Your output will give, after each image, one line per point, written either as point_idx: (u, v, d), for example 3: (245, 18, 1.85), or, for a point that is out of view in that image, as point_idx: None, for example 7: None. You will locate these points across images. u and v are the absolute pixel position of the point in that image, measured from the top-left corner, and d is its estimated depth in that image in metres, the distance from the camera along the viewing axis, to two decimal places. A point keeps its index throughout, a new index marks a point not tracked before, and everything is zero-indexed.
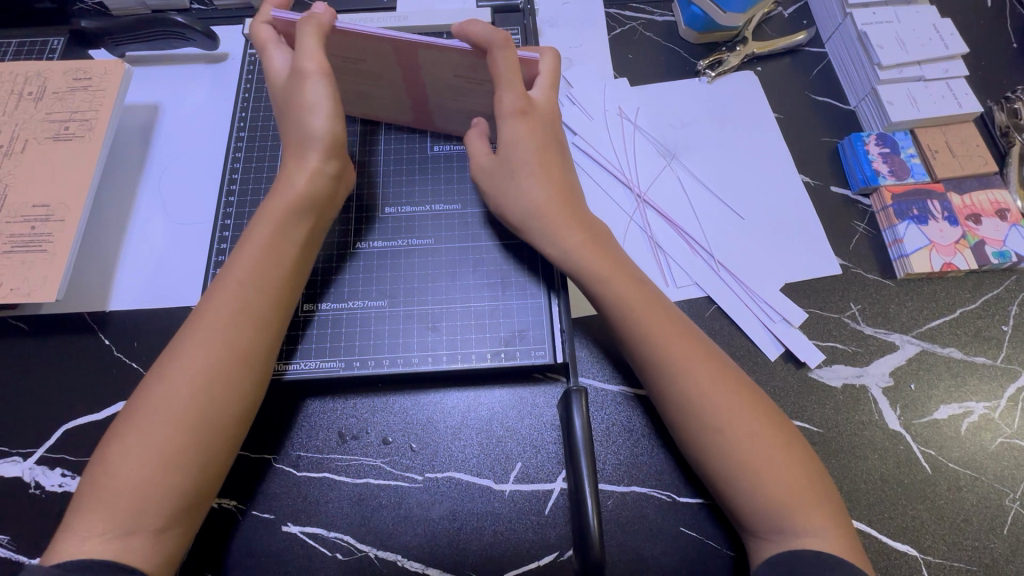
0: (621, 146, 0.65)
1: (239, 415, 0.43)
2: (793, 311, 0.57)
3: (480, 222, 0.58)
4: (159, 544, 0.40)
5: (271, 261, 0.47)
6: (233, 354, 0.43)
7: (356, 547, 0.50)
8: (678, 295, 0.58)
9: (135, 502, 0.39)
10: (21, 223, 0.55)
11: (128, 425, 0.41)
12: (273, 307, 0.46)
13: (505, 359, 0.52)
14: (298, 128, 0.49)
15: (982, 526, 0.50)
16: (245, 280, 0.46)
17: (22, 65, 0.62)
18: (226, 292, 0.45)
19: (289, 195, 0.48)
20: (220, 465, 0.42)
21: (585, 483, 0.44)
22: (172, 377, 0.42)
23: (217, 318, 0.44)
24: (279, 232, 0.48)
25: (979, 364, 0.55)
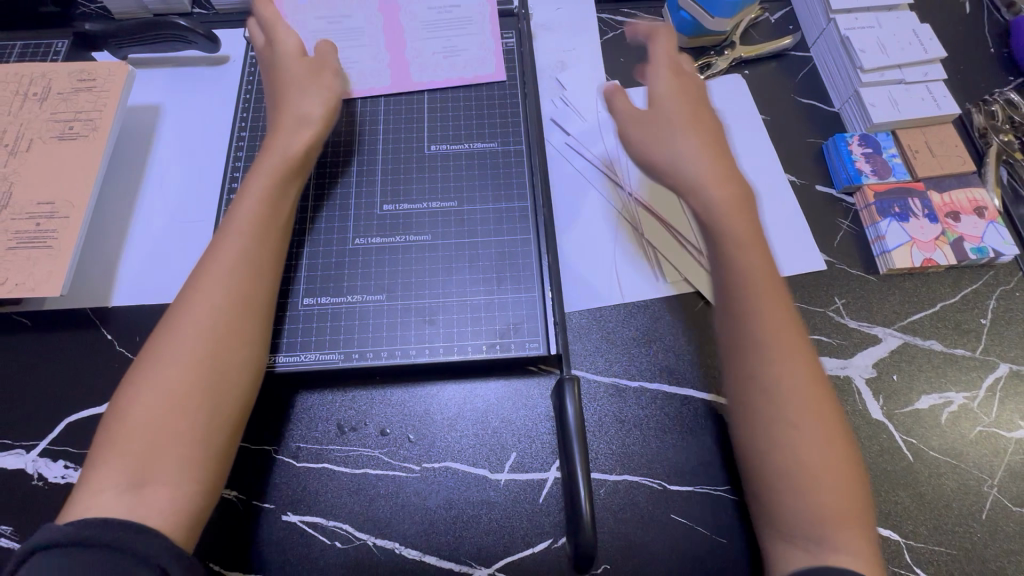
0: (613, 146, 0.67)
1: (244, 362, 0.46)
2: None
3: (476, 218, 0.59)
4: (173, 501, 0.40)
5: (266, 219, 0.51)
6: (235, 303, 0.47)
7: (354, 535, 0.51)
8: (670, 290, 0.60)
9: (149, 447, 0.41)
10: (26, 220, 0.56)
11: (139, 379, 0.43)
12: (269, 261, 0.50)
13: (501, 351, 0.54)
14: (288, 104, 0.56)
15: (962, 512, 0.51)
16: (243, 237, 0.49)
17: (27, 67, 0.64)
18: (225, 249, 0.49)
19: (283, 158, 0.53)
20: (231, 412, 0.44)
21: (577, 470, 0.45)
22: (178, 329, 0.45)
23: (217, 272, 0.47)
24: (274, 188, 0.52)
25: (959, 356, 0.57)
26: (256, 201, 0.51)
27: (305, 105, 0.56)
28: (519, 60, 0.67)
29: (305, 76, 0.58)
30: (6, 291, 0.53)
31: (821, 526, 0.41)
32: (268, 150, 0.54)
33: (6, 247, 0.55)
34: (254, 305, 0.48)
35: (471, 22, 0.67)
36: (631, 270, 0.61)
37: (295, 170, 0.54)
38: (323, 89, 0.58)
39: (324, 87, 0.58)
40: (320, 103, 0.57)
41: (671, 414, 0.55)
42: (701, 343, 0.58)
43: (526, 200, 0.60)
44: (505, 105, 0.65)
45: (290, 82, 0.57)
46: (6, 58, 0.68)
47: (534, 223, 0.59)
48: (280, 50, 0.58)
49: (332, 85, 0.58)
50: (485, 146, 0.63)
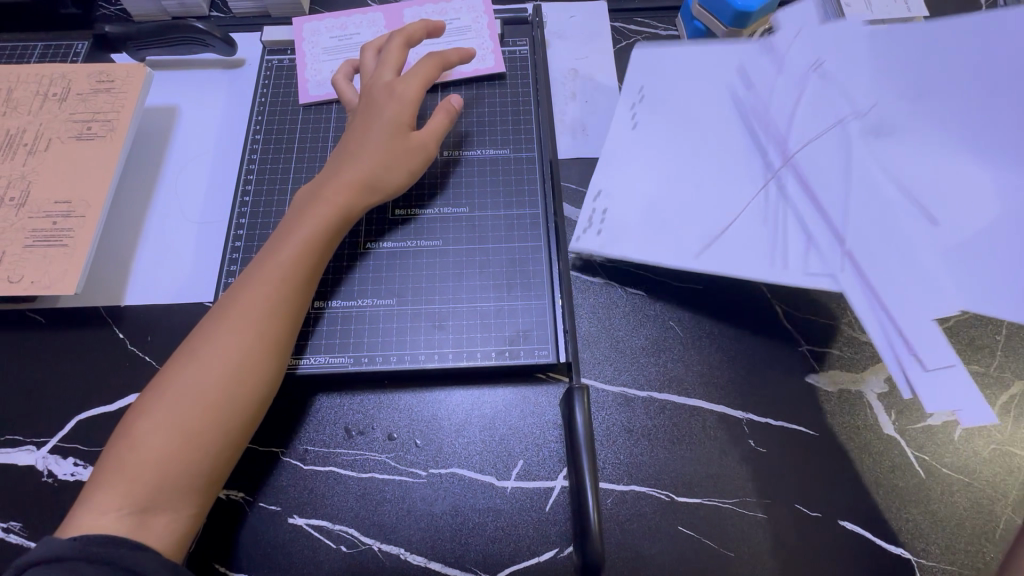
0: (780, 94, 0.53)
1: (257, 409, 0.46)
2: (942, 348, 0.45)
3: (489, 225, 0.59)
4: (175, 524, 0.42)
5: (305, 259, 0.50)
6: (263, 351, 0.47)
7: (359, 539, 0.51)
8: (803, 281, 0.48)
9: (155, 481, 0.42)
10: (43, 219, 0.56)
11: (158, 403, 0.44)
12: (300, 308, 0.50)
13: (509, 358, 0.54)
14: (354, 142, 0.55)
15: (976, 532, 0.51)
16: (280, 278, 0.49)
17: (49, 68, 0.65)
18: (258, 288, 0.48)
19: (332, 207, 0.52)
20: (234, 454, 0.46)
21: (585, 478, 0.45)
22: (203, 361, 0.45)
23: (250, 312, 0.47)
24: (316, 231, 0.51)
25: (972, 372, 0.57)
26: (297, 243, 0.50)
27: (384, 172, 0.55)
28: (532, 68, 0.68)
29: (390, 137, 0.55)
30: (22, 289, 0.53)
31: None
32: (324, 190, 0.53)
33: (22, 245, 0.55)
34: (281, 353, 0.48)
35: (465, 30, 0.68)
36: (750, 254, 0.50)
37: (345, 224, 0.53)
38: (406, 161, 0.56)
39: (402, 150, 0.55)
40: (397, 169, 0.55)
41: (679, 424, 0.55)
42: (711, 351, 0.58)
43: (538, 206, 0.60)
44: (518, 112, 0.65)
45: (378, 140, 0.55)
46: (27, 58, 0.69)
47: (545, 230, 0.59)
48: (378, 83, 0.57)
49: (410, 164, 0.56)
50: (498, 153, 0.63)
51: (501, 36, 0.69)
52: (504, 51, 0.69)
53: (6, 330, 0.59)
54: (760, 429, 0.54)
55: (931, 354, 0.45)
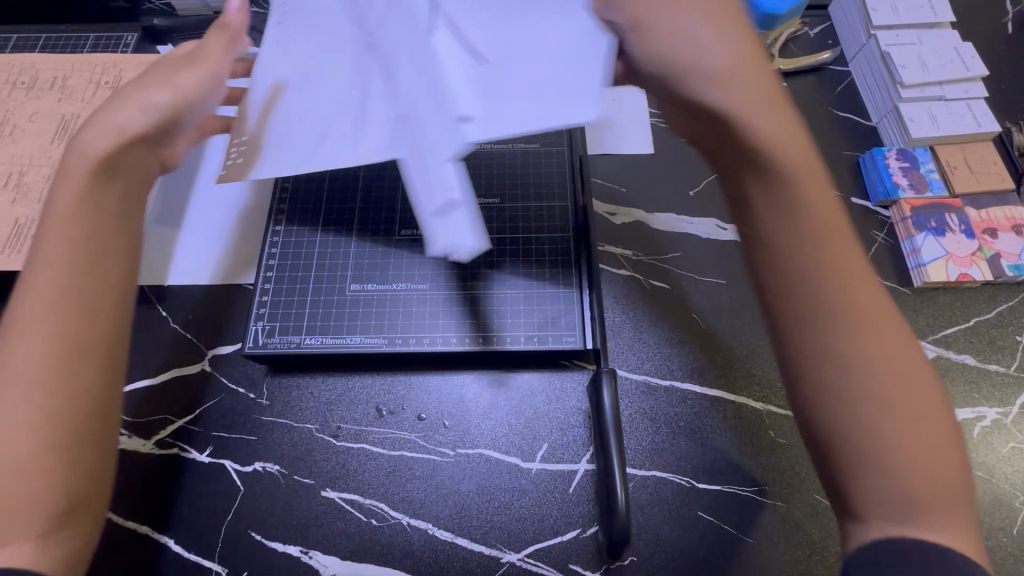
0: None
1: (95, 394, 0.39)
2: (453, 184, 0.40)
3: (518, 214, 0.61)
4: (48, 548, 0.37)
5: (88, 233, 0.41)
6: (59, 339, 0.39)
7: (388, 514, 0.53)
8: (374, 156, 0.42)
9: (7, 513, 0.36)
10: None
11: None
12: (108, 273, 0.42)
13: (538, 343, 0.56)
14: (126, 99, 0.45)
15: (993, 526, 0.52)
16: (59, 266, 0.40)
17: (99, 58, 0.68)
18: (37, 285, 0.40)
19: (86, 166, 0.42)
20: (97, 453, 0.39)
21: (613, 461, 0.47)
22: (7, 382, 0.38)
23: (32, 314, 0.39)
24: (90, 199, 0.42)
25: (992, 371, 0.57)
26: (67, 218, 0.41)
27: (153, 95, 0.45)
28: None
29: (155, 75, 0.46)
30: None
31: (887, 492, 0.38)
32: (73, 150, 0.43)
33: None
34: (91, 328, 0.40)
35: None
36: (315, 129, 0.45)
37: (107, 165, 0.43)
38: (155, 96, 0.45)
39: (169, 79, 0.46)
40: (160, 88, 0.45)
41: (700, 413, 0.56)
42: (732, 344, 0.59)
43: (567, 198, 0.62)
44: None
45: (144, 83, 0.46)
46: (81, 48, 0.73)
47: (574, 222, 0.61)
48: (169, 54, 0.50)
49: (180, 80, 0.46)
50: (528, 146, 0.65)
51: None
52: None
53: None
54: (779, 421, 0.56)
55: (431, 198, 0.40)
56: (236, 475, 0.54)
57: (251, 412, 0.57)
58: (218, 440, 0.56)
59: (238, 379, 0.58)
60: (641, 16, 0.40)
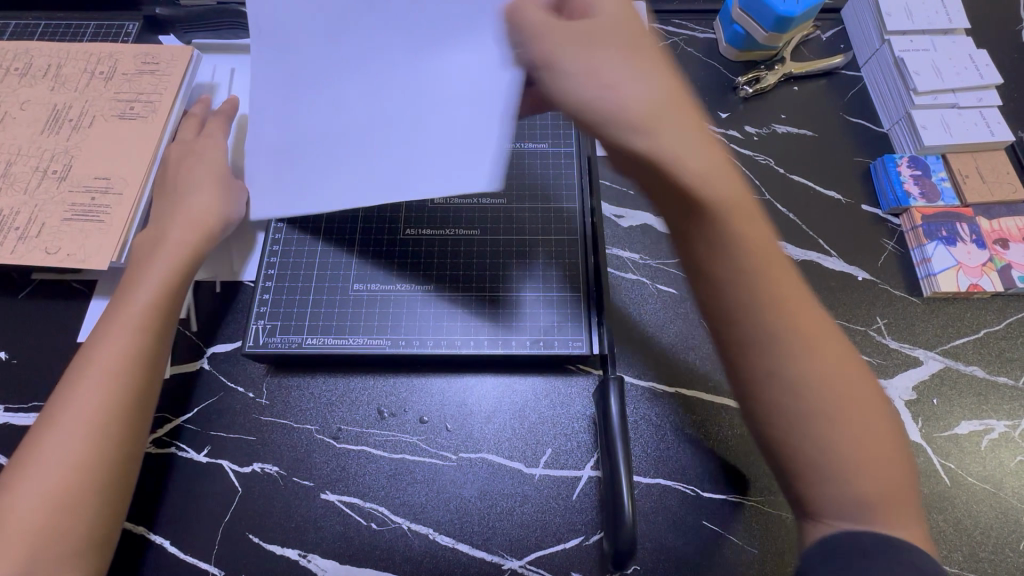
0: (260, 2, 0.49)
1: (116, 464, 0.45)
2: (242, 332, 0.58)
3: (522, 215, 0.60)
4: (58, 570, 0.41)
5: (160, 309, 0.50)
6: (111, 399, 0.46)
7: (389, 518, 0.52)
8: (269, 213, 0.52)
9: (37, 540, 0.41)
10: (83, 194, 0.58)
11: (20, 464, 0.43)
12: (161, 347, 0.50)
13: (543, 348, 0.55)
14: (188, 195, 0.57)
15: (1000, 541, 0.51)
16: (134, 331, 0.49)
17: (97, 47, 0.66)
18: (113, 337, 0.48)
19: (175, 249, 0.53)
20: (95, 522, 0.43)
21: (619, 469, 0.47)
22: (58, 424, 0.44)
23: (94, 370, 0.46)
24: (169, 279, 0.52)
25: (1001, 383, 0.57)
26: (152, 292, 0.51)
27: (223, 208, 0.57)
28: None
29: (216, 183, 0.58)
30: (58, 261, 0.55)
31: (807, 466, 0.36)
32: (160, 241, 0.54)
33: (61, 219, 0.57)
34: (133, 400, 0.46)
35: None
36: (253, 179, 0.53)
37: (188, 251, 0.54)
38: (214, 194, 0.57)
39: (233, 198, 0.58)
40: (228, 202, 0.58)
41: (706, 421, 0.55)
42: None
43: (574, 200, 0.61)
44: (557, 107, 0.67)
45: (211, 185, 0.57)
46: (81, 37, 0.71)
47: (583, 226, 0.60)
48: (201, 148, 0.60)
49: (240, 195, 0.59)
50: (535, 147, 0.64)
51: None
52: None
53: (51, 297, 0.60)
54: None
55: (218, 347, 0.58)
56: (234, 476, 0.53)
57: (251, 412, 0.56)
58: (215, 440, 0.55)
59: (238, 378, 0.57)
60: (552, 59, 0.39)
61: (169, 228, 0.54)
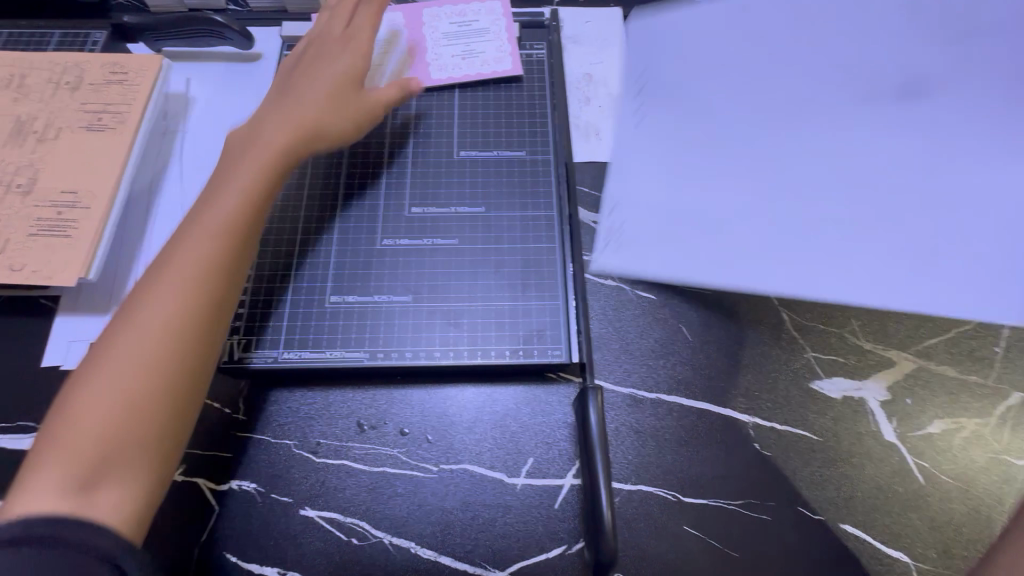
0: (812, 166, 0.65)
1: (188, 376, 0.44)
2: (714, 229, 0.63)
3: (502, 223, 0.60)
4: (116, 487, 0.40)
5: (240, 217, 0.49)
6: (188, 311, 0.44)
7: (369, 533, 0.51)
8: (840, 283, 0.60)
9: (100, 446, 0.40)
10: (49, 208, 0.56)
11: (96, 362, 0.42)
12: (240, 259, 0.48)
13: (523, 356, 0.55)
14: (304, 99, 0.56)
15: (972, 538, 0.52)
16: (214, 234, 0.47)
17: (63, 56, 0.65)
18: (193, 241, 0.47)
19: (268, 155, 0.52)
20: (160, 435, 0.42)
21: (599, 477, 0.47)
22: (135, 322, 0.43)
23: (176, 268, 0.45)
24: (256, 187, 0.50)
25: (971, 382, 0.58)
26: (238, 200, 0.49)
27: (328, 120, 0.56)
28: (549, 71, 0.69)
29: (331, 92, 0.57)
30: (23, 278, 0.53)
31: None
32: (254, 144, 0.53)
33: (26, 234, 0.55)
34: (209, 314, 0.45)
35: (484, 32, 0.70)
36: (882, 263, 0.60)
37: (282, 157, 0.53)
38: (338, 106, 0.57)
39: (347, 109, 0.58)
40: (337, 115, 0.57)
41: (687, 427, 0.56)
42: (718, 357, 0.59)
43: (552, 208, 0.61)
44: (534, 114, 0.67)
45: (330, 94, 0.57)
46: (45, 45, 0.70)
47: (560, 233, 0.60)
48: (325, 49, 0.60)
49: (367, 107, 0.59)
50: (513, 154, 0.64)
51: (518, 40, 0.70)
52: (522, 54, 0.70)
53: (16, 315, 0.59)
54: (765, 432, 0.56)
55: None
56: (209, 494, 0.52)
57: (226, 428, 0.55)
58: (191, 457, 0.54)
59: (211, 393, 0.56)
60: None
61: (264, 134, 0.53)
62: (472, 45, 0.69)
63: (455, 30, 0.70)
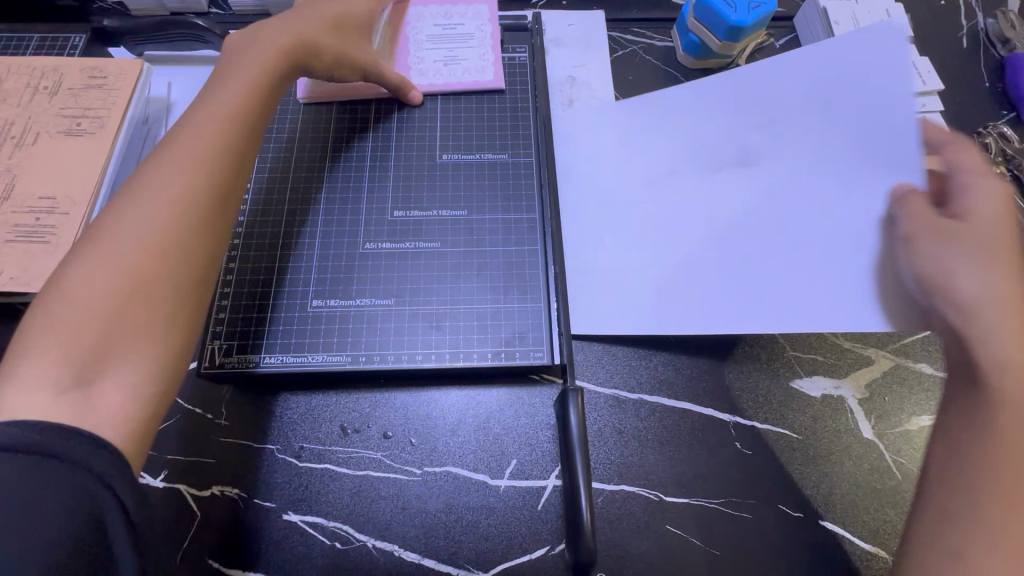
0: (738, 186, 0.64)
1: (191, 264, 0.43)
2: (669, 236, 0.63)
3: (484, 226, 0.61)
4: (117, 381, 0.39)
5: (238, 119, 0.49)
6: (187, 208, 0.44)
7: (352, 537, 0.51)
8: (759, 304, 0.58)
9: (101, 332, 0.39)
10: (26, 214, 0.56)
11: (87, 255, 0.41)
12: (238, 165, 0.48)
13: (506, 358, 0.55)
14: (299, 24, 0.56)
15: None
16: (214, 133, 0.47)
17: (41, 61, 0.64)
18: (191, 138, 0.47)
19: (262, 69, 0.52)
20: (165, 326, 0.42)
21: (579, 478, 0.47)
22: (133, 211, 0.43)
23: (174, 163, 0.45)
24: (250, 96, 0.51)
25: None
26: (235, 104, 0.50)
27: (325, 48, 0.57)
28: (531, 74, 0.69)
29: (332, 25, 0.58)
30: (0, 285, 0.53)
31: None
32: (249, 56, 0.53)
33: (4, 241, 0.55)
34: (210, 214, 0.45)
35: (465, 35, 0.70)
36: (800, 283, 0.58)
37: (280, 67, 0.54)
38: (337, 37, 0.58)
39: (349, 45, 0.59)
40: (334, 44, 0.58)
41: (669, 427, 0.56)
42: (700, 357, 0.59)
43: (534, 211, 0.62)
44: (516, 117, 0.67)
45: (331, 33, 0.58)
46: (23, 50, 0.69)
47: (542, 236, 0.60)
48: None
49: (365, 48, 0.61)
50: (496, 157, 0.64)
51: (500, 43, 0.71)
52: (504, 57, 0.70)
53: None
54: (746, 431, 0.56)
55: None
56: (191, 501, 0.52)
57: (208, 434, 0.54)
58: (172, 463, 0.53)
59: (193, 399, 0.56)
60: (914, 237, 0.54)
61: (260, 49, 0.53)
62: (455, 50, 0.69)
63: (438, 36, 0.70)
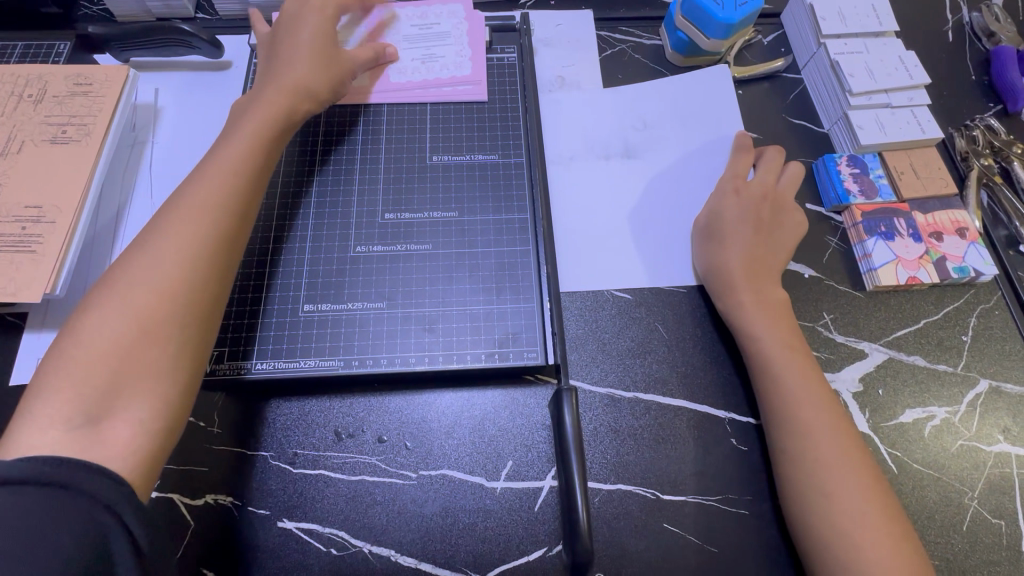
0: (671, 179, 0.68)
1: (202, 303, 0.44)
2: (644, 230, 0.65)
3: (476, 228, 0.60)
4: (125, 421, 0.39)
5: (251, 161, 0.51)
6: (195, 249, 0.45)
7: (349, 542, 0.51)
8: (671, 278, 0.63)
9: (112, 371, 0.40)
10: (12, 224, 0.55)
11: (98, 297, 0.42)
12: (247, 204, 0.49)
13: (499, 360, 0.55)
14: (294, 57, 0.58)
15: (944, 523, 0.53)
16: (226, 176, 0.49)
17: (25, 68, 0.64)
18: (207, 180, 0.48)
19: (271, 112, 0.55)
20: (175, 365, 0.42)
21: (574, 477, 0.47)
22: (147, 250, 0.44)
23: (189, 204, 0.47)
24: (259, 139, 0.52)
25: (940, 371, 0.59)
26: (246, 146, 0.51)
27: (317, 79, 0.58)
28: (520, 74, 0.69)
29: (320, 55, 0.59)
30: None
31: None
32: (258, 99, 0.55)
33: None
34: (221, 248, 0.46)
35: (446, 35, 0.69)
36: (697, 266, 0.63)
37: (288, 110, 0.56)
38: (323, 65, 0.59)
39: (335, 73, 0.60)
40: (325, 74, 0.59)
41: (664, 424, 0.56)
42: (692, 353, 0.59)
43: (526, 212, 0.61)
44: (506, 118, 0.67)
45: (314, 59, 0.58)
46: (8, 58, 0.68)
47: (533, 236, 0.60)
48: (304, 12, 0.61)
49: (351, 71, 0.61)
50: (487, 158, 0.64)
51: (488, 43, 0.70)
52: (492, 58, 0.70)
53: None
54: (741, 428, 0.56)
55: None
56: (184, 509, 0.51)
57: (200, 441, 0.54)
58: (164, 472, 0.53)
59: None
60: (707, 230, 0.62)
61: (267, 97, 0.55)
62: (433, 52, 0.68)
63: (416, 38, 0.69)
